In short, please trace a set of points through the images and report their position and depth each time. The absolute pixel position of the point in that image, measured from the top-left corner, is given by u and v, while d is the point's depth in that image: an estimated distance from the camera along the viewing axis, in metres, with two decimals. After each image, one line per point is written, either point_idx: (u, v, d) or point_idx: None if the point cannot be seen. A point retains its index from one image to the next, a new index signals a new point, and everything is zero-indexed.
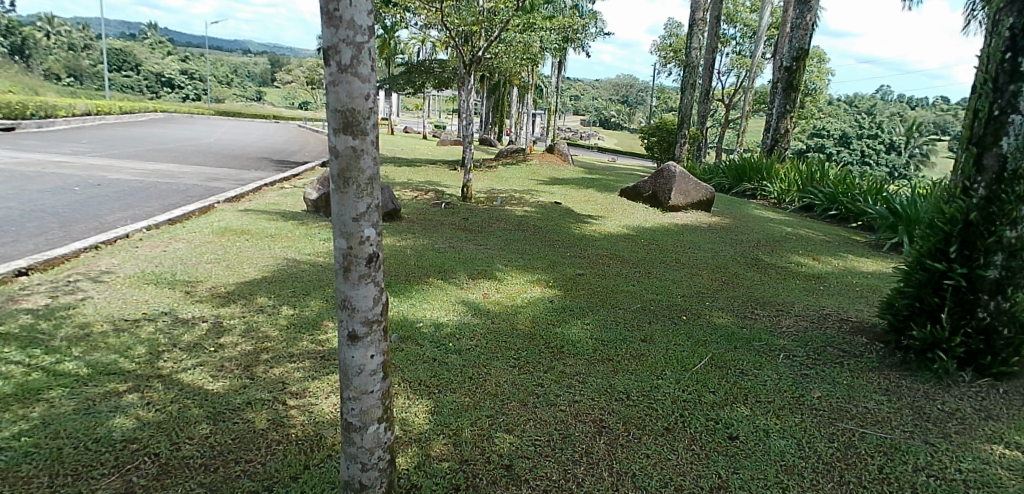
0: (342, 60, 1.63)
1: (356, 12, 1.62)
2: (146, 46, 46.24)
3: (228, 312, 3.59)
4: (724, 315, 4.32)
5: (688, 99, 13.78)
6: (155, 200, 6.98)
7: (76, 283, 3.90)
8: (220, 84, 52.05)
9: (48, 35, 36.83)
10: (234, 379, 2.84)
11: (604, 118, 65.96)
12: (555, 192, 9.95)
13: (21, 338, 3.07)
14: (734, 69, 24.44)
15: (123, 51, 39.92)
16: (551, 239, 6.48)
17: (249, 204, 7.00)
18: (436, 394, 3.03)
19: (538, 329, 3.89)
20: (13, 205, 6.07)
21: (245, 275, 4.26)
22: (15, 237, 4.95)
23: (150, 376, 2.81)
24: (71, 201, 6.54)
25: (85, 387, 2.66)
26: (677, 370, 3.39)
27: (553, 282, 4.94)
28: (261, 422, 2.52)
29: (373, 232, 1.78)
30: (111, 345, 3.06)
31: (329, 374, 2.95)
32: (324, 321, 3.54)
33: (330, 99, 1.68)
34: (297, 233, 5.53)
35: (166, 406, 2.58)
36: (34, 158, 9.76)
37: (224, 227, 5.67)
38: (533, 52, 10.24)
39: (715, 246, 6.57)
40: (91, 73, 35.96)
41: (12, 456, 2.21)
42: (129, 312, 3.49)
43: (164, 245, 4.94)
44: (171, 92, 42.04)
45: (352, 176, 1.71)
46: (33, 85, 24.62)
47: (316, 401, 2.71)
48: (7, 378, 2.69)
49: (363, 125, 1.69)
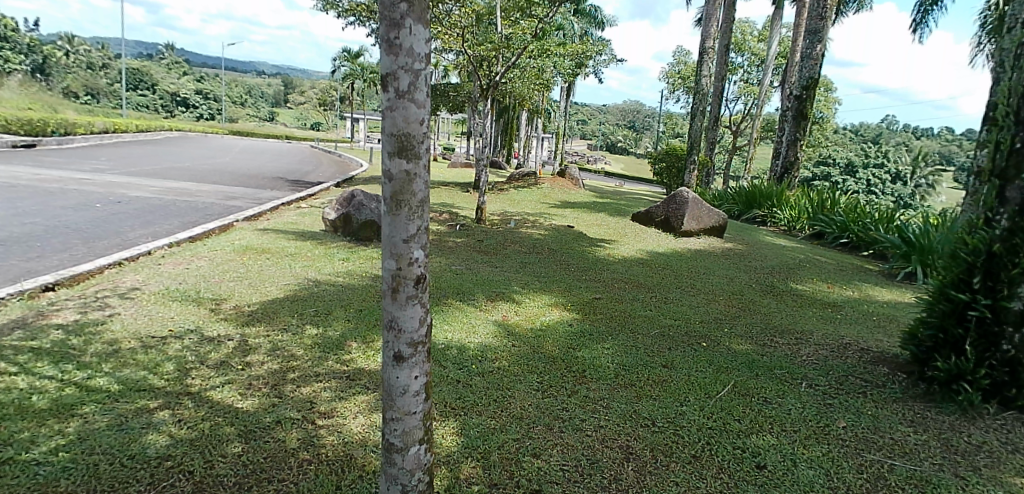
0: (399, 86, 1.68)
1: (415, 40, 1.66)
2: (164, 67, 47.44)
3: (254, 331, 3.60)
4: (744, 343, 4.30)
5: (698, 126, 13.90)
6: (177, 217, 7.05)
7: (105, 299, 3.94)
8: (235, 104, 53.07)
9: (68, 54, 37.53)
10: (263, 397, 2.85)
11: (612, 142, 66.94)
12: (567, 216, 9.99)
13: (53, 352, 3.08)
14: (741, 97, 24.64)
15: (141, 71, 40.91)
16: (566, 262, 6.53)
17: (268, 223, 7.06)
18: (462, 415, 3.03)
19: (560, 353, 3.90)
20: (37, 221, 6.15)
21: (268, 294, 4.29)
22: (41, 252, 5.00)
23: (179, 393, 2.82)
24: (94, 217, 6.62)
25: (117, 403, 2.67)
26: (701, 397, 3.39)
27: (571, 305, 4.95)
28: (291, 441, 2.52)
29: (421, 254, 1.81)
30: (140, 361, 3.08)
31: (355, 393, 2.95)
32: (348, 341, 3.56)
33: (386, 124, 1.72)
34: (316, 253, 5.57)
35: (198, 424, 2.58)
36: (56, 174, 9.93)
37: (245, 245, 5.71)
38: (547, 78, 10.54)
39: (728, 272, 6.59)
40: (107, 91, 36.65)
41: (51, 471, 2.21)
42: (156, 329, 3.50)
43: (186, 262, 4.97)
44: (186, 112, 42.84)
45: (404, 199, 1.74)
46: (53, 103, 25.01)
47: (344, 421, 2.71)
48: (42, 392, 2.71)
49: (416, 149, 1.73)
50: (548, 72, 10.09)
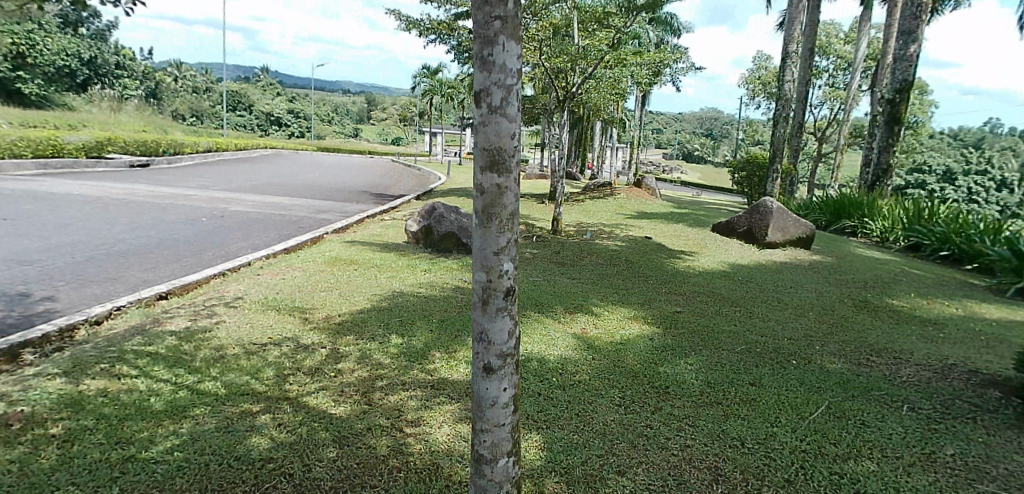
0: (491, 102, 1.72)
1: (508, 57, 1.70)
2: (260, 89, 50.84)
3: (344, 340, 3.75)
4: (836, 361, 4.04)
5: (781, 133, 13.30)
6: (272, 230, 7.50)
7: (212, 307, 4.23)
8: (322, 121, 55.99)
9: (177, 80, 40.96)
10: (354, 404, 2.96)
11: (687, 151, 65.36)
12: (644, 228, 9.81)
13: (167, 357, 3.34)
14: (827, 102, 23.41)
15: (240, 92, 44.03)
16: (644, 274, 6.40)
17: (355, 235, 7.36)
18: (545, 429, 3.02)
19: (641, 368, 3.81)
20: (151, 234, 6.71)
21: (356, 304, 4.47)
22: (155, 263, 5.46)
23: (279, 397, 2.97)
24: (200, 230, 7.15)
25: (223, 406, 2.86)
26: (792, 418, 3.21)
27: (651, 319, 4.84)
28: (382, 447, 2.60)
29: (511, 266, 1.82)
30: (243, 366, 3.28)
31: (440, 403, 3.01)
32: (433, 351, 3.64)
33: (478, 140, 1.76)
34: (400, 264, 5.75)
35: (296, 428, 2.71)
36: (167, 191, 10.83)
37: (335, 256, 5.99)
38: (623, 88, 10.43)
39: (816, 286, 6.23)
40: (210, 113, 39.66)
41: (167, 469, 2.38)
42: (257, 337, 3.72)
43: (281, 272, 5.27)
44: (278, 130, 45.63)
45: (495, 212, 1.76)
46: (164, 125, 27.35)
47: (430, 430, 2.77)
48: (158, 394, 2.93)
49: (508, 163, 1.75)
50: (624, 81, 9.98)
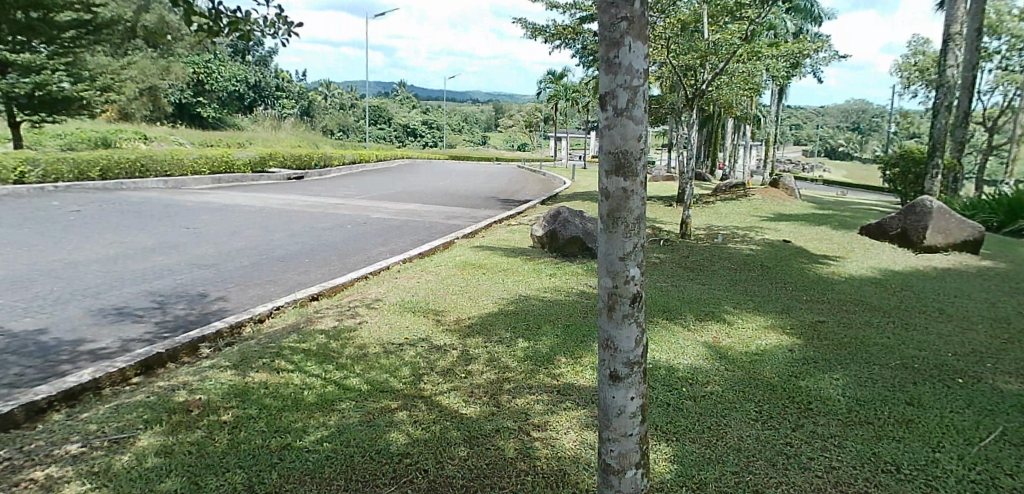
0: (617, 105, 1.68)
1: (634, 58, 1.66)
2: (397, 103, 54.39)
3: (473, 342, 3.88)
4: (1018, 382, 3.49)
5: (942, 125, 11.76)
6: (408, 235, 7.98)
7: (356, 308, 4.58)
8: (452, 131, 58.66)
9: (327, 98, 45.02)
10: (483, 405, 3.04)
11: (832, 147, 60.07)
12: (782, 230, 9.16)
13: (318, 354, 3.67)
14: (1000, 87, 20.41)
15: (380, 108, 47.43)
16: (783, 280, 5.95)
17: (483, 240, 7.61)
18: (674, 441, 2.89)
19: (779, 381, 3.53)
20: (305, 240, 7.42)
21: (485, 307, 4.61)
22: (309, 267, 6.03)
23: (414, 396, 3.14)
24: (346, 236, 7.78)
25: (366, 402, 3.07)
26: (960, 444, 2.82)
27: (790, 329, 4.48)
28: (510, 450, 2.64)
29: (638, 272, 1.77)
30: (383, 365, 3.51)
31: (567, 408, 3.01)
32: (558, 356, 3.66)
33: (603, 143, 1.74)
34: (526, 268, 5.85)
35: (430, 426, 2.84)
36: (318, 200, 11.92)
37: (465, 260, 6.23)
38: (757, 82, 9.83)
39: (992, 295, 5.42)
40: (354, 128, 43.12)
41: (318, 458, 2.59)
42: (395, 337, 3.96)
43: (417, 276, 5.58)
44: (413, 141, 48.50)
45: (621, 217, 1.72)
46: (316, 140, 30.17)
47: (557, 435, 2.78)
48: (310, 388, 3.22)
49: (634, 166, 1.71)
50: (759, 75, 9.40)
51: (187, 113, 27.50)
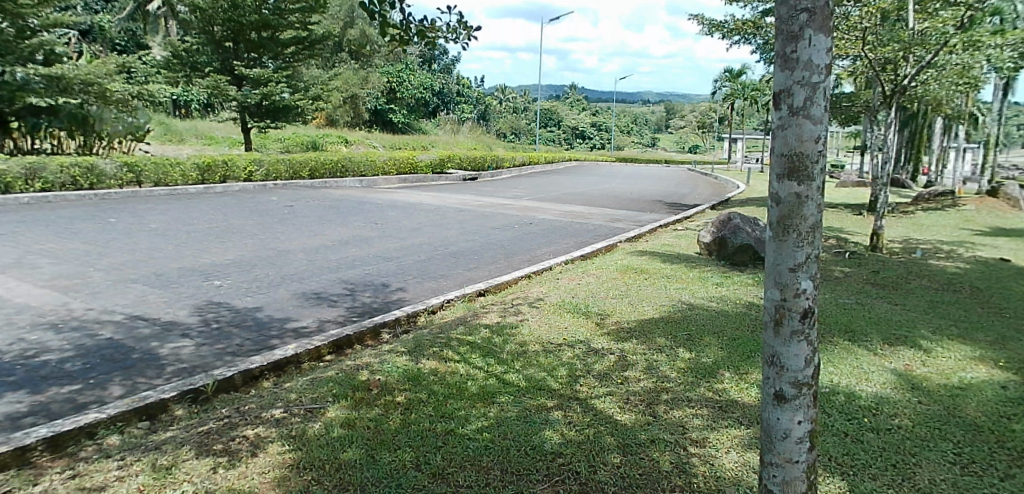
0: (793, 102, 1.56)
1: (814, 52, 1.52)
2: (568, 105, 55.29)
3: (631, 348, 3.83)
4: None
5: None
6: (571, 237, 8.08)
7: (518, 305, 4.77)
8: (621, 132, 58.12)
9: (502, 102, 47.25)
10: (639, 413, 3.00)
11: None
12: (1006, 246, 7.72)
13: (481, 347, 3.89)
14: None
15: (551, 110, 48.63)
16: (1005, 305, 5.01)
17: (647, 244, 7.46)
18: (850, 475, 2.56)
19: (989, 422, 2.99)
20: (475, 238, 7.87)
21: (645, 313, 4.51)
22: (477, 264, 6.39)
23: (570, 397, 3.19)
24: (512, 235, 8.10)
25: (523, 398, 3.19)
26: None
27: (1010, 363, 3.76)
28: (665, 463, 2.57)
29: (810, 285, 1.62)
30: (541, 363, 3.62)
31: (727, 426, 2.85)
32: (721, 370, 3.47)
33: (776, 144, 1.62)
34: (691, 276, 5.62)
35: (584, 428, 2.87)
36: (489, 201, 12.58)
37: (626, 264, 6.15)
38: (978, 74, 8.40)
39: None
40: (526, 130, 44.70)
41: (478, 446, 2.73)
42: (553, 336, 4.06)
43: (578, 277, 5.64)
44: (582, 142, 48.96)
45: (793, 224, 1.59)
46: (490, 143, 31.83)
47: (716, 453, 2.64)
48: (473, 379, 3.43)
49: (810, 170, 1.57)
50: (982, 65, 8.02)
51: (380, 119, 30.63)
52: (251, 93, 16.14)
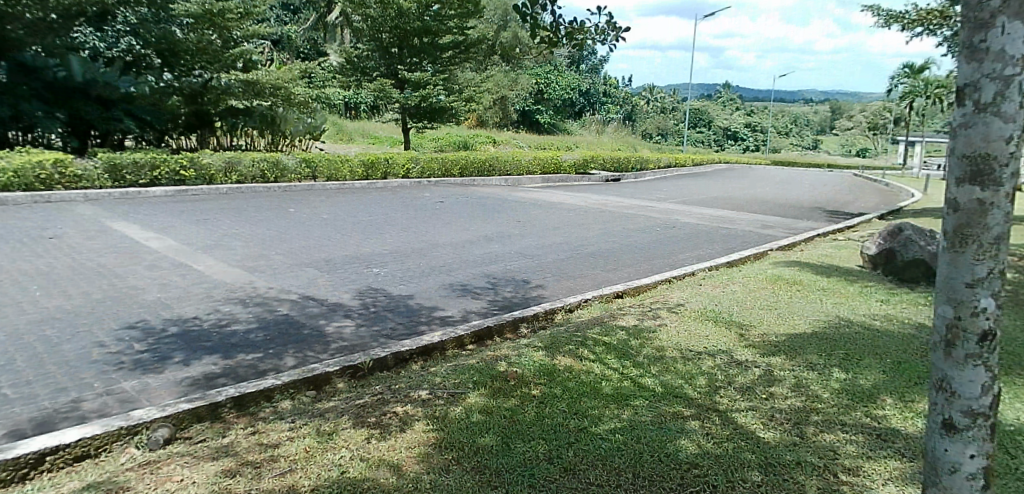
0: (979, 98, 1.41)
1: (1010, 40, 1.36)
2: (720, 104, 52.62)
3: (779, 363, 3.65)
4: None
5: None
6: (716, 242, 7.77)
7: (657, 310, 4.73)
8: (779, 134, 54.01)
9: (650, 102, 46.23)
10: (784, 433, 2.86)
11: None
12: None
13: (618, 349, 3.93)
14: None
15: (701, 110, 46.63)
16: None
17: (801, 254, 6.95)
18: None
19: None
20: (614, 239, 7.87)
21: (796, 328, 4.25)
22: (616, 265, 6.41)
23: (708, 408, 3.12)
24: (653, 239, 7.98)
25: (659, 404, 3.18)
26: None
27: None
28: (810, 487, 2.43)
29: (991, 303, 1.46)
30: (679, 370, 3.58)
31: (886, 457, 2.63)
32: (882, 395, 3.19)
33: (956, 144, 1.47)
34: (851, 291, 5.17)
35: (722, 442, 2.80)
36: (632, 202, 12.44)
37: (777, 275, 5.80)
38: None
39: None
40: (673, 131, 43.28)
41: (610, 446, 2.78)
42: (693, 344, 3.98)
43: (723, 285, 5.43)
44: (733, 144, 46.34)
45: (972, 234, 1.44)
46: (635, 144, 31.31)
47: (871, 485, 2.44)
48: (608, 380, 3.49)
49: (997, 173, 1.40)
50: None
51: (527, 120, 31.46)
52: (411, 95, 17.44)
